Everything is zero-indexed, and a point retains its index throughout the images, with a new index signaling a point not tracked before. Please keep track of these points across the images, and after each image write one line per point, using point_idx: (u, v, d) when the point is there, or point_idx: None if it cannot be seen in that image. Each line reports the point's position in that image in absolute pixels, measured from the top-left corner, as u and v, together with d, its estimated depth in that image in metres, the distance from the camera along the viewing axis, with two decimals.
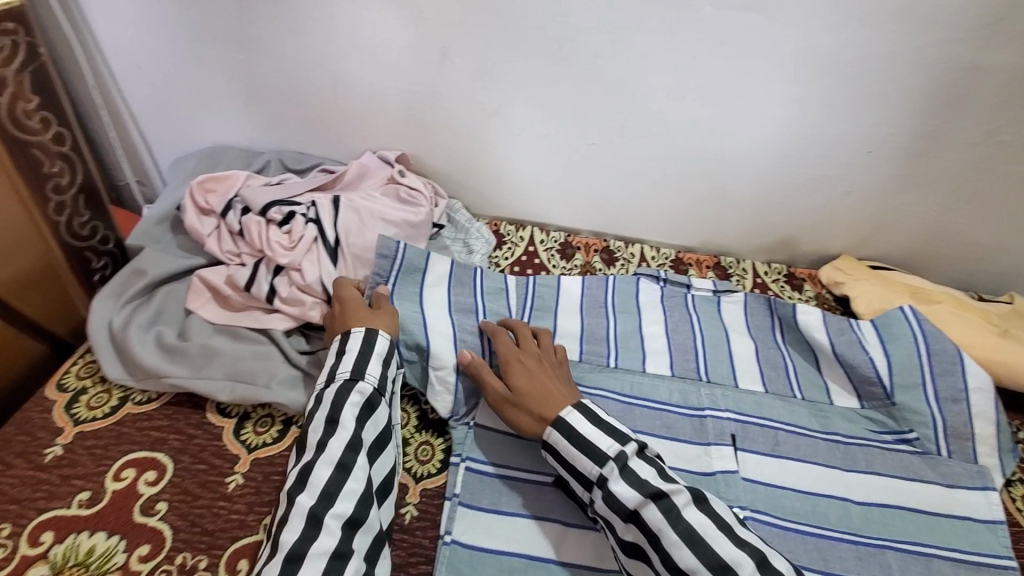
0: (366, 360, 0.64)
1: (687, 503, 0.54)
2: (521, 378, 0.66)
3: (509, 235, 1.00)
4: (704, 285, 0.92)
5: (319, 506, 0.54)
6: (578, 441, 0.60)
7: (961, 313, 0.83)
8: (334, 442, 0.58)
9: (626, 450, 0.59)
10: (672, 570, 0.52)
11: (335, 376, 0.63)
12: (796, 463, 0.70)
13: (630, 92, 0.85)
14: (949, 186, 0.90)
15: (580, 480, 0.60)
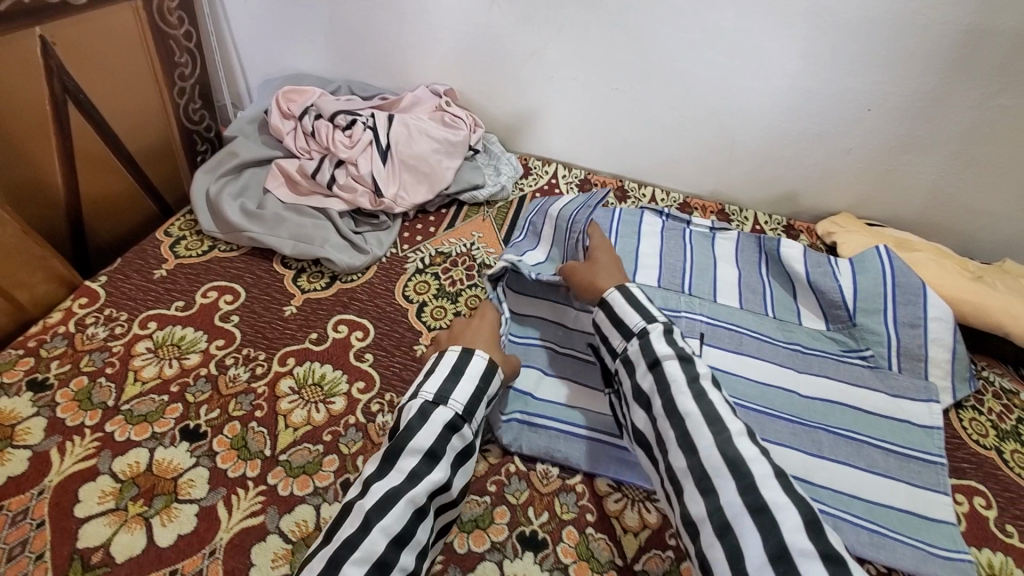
0: (475, 408, 0.62)
1: (711, 383, 0.60)
2: (599, 267, 0.77)
3: (536, 168, 1.14)
4: (702, 223, 1.03)
5: (393, 547, 0.51)
6: (634, 302, 0.69)
7: (939, 260, 0.89)
8: (422, 484, 0.55)
9: (670, 325, 0.67)
10: (670, 411, 0.58)
11: (446, 403, 0.60)
12: (753, 360, 0.81)
13: (650, 42, 0.97)
14: (950, 149, 0.95)
15: (619, 334, 0.68)
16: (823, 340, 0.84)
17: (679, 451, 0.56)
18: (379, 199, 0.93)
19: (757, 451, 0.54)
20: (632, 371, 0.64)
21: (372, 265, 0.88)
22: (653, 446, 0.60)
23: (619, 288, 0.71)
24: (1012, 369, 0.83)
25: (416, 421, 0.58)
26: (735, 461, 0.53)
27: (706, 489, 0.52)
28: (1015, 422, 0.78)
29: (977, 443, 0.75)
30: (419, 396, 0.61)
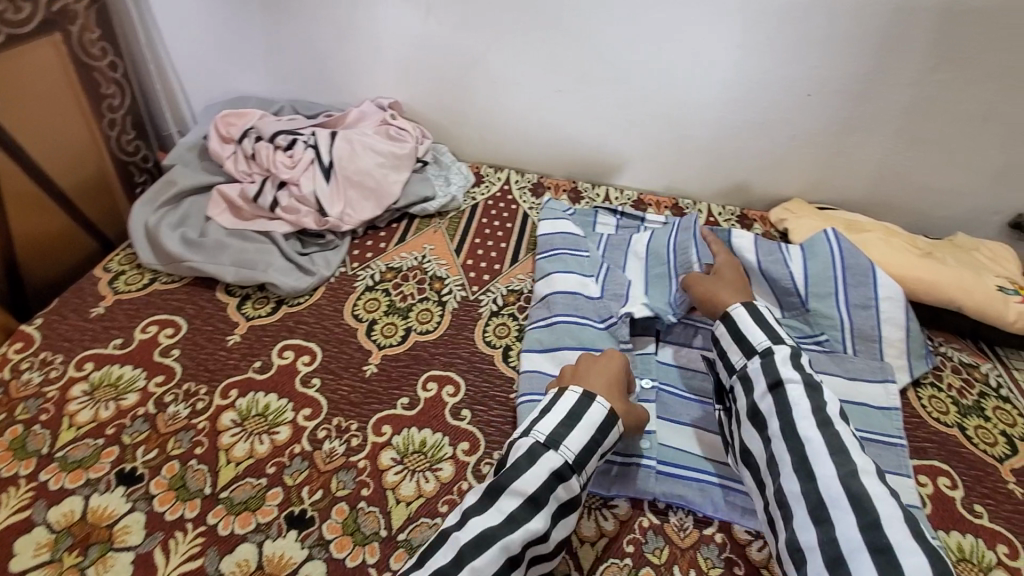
0: (588, 457, 0.59)
1: (839, 416, 0.60)
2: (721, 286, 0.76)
3: (488, 176, 1.13)
4: (656, 220, 1.04)
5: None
6: (763, 323, 0.68)
7: (887, 238, 0.89)
8: (519, 530, 0.53)
9: (797, 349, 0.66)
10: (790, 437, 0.59)
11: (557, 449, 0.58)
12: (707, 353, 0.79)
13: (588, 42, 0.97)
14: (892, 128, 0.96)
15: (740, 350, 0.67)
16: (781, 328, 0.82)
17: (796, 479, 0.57)
18: (324, 219, 0.92)
19: (884, 491, 0.55)
20: (750, 390, 0.64)
21: (320, 286, 0.87)
22: (762, 468, 0.60)
23: (746, 305, 0.70)
24: (969, 343, 0.83)
25: (525, 460, 0.57)
26: (858, 496, 0.54)
27: (821, 518, 0.54)
28: (977, 396, 0.76)
29: (938, 420, 0.73)
30: (532, 432, 0.60)
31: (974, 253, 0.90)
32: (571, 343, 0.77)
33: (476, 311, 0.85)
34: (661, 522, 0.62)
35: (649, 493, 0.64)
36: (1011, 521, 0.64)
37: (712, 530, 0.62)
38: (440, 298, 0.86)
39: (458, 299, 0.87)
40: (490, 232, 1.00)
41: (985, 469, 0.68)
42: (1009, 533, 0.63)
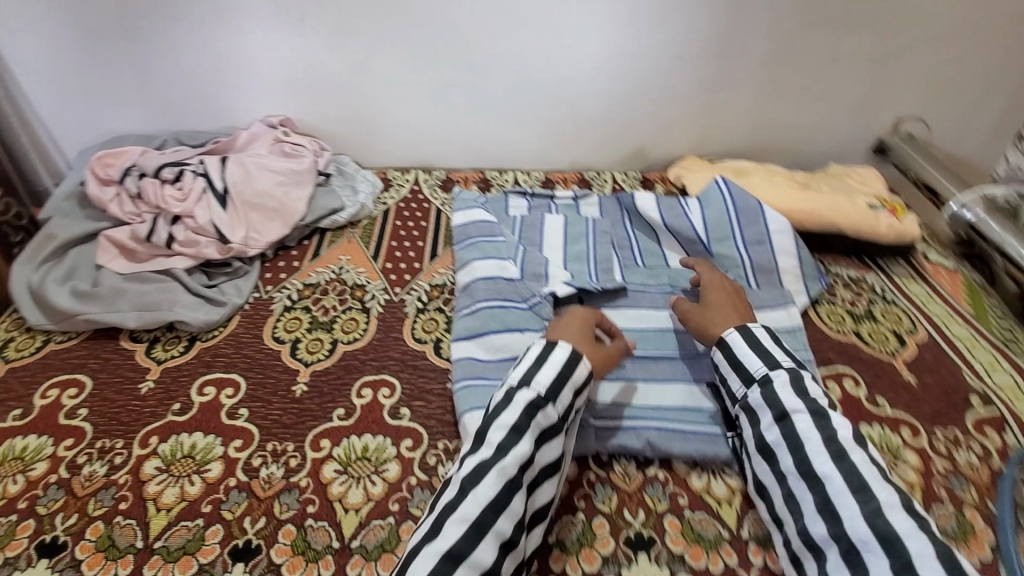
0: (561, 387, 0.60)
1: (854, 443, 0.57)
2: (712, 302, 0.73)
3: (396, 179, 1.12)
4: (564, 195, 1.07)
5: (489, 515, 0.52)
6: (758, 346, 0.65)
7: (768, 178, 0.96)
8: (508, 458, 0.55)
9: (798, 370, 0.63)
10: (808, 474, 0.56)
11: (529, 385, 0.60)
12: (629, 310, 0.83)
13: (469, 34, 0.99)
14: (758, 78, 1.04)
15: (738, 377, 0.64)
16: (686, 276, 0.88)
17: (822, 522, 0.53)
18: (226, 246, 0.89)
19: (911, 524, 0.50)
20: (757, 421, 0.61)
21: (234, 316, 0.83)
22: (780, 504, 0.57)
23: (739, 327, 0.67)
24: (853, 259, 0.91)
25: (502, 403, 0.59)
26: (888, 538, 0.50)
27: (853, 563, 0.50)
28: (866, 303, 0.84)
29: (835, 330, 0.81)
30: (506, 381, 0.62)
31: (845, 179, 0.99)
32: (493, 327, 0.77)
33: (401, 311, 0.84)
34: (607, 473, 0.64)
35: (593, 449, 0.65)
36: (908, 406, 0.70)
37: (653, 470, 0.64)
38: (363, 305, 0.85)
39: (381, 302, 0.86)
40: (405, 233, 1.00)
41: (881, 365, 0.75)
42: (907, 416, 0.69)
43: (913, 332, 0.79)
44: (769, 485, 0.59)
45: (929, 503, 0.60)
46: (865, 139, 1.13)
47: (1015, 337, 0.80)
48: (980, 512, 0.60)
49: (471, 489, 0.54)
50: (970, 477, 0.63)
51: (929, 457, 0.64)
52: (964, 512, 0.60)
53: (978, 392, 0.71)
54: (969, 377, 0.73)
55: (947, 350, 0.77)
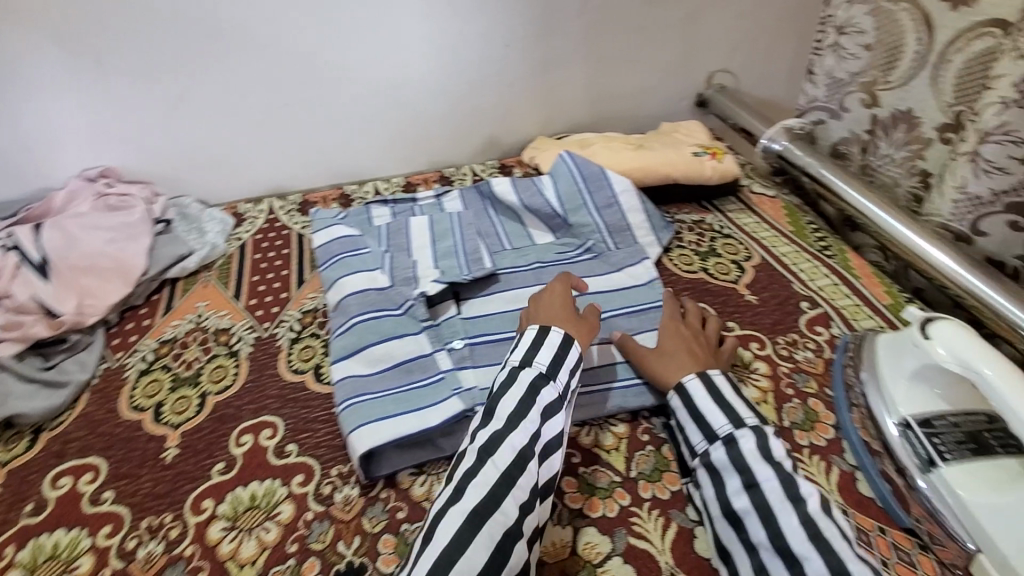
0: (561, 365, 0.63)
1: (824, 510, 0.51)
2: (666, 345, 0.69)
3: (248, 212, 1.06)
4: (427, 195, 1.07)
5: (507, 480, 0.54)
6: (720, 398, 0.61)
7: (607, 145, 1.03)
8: (516, 433, 0.57)
9: (763, 425, 0.58)
10: (779, 546, 0.50)
11: (530, 364, 0.62)
12: (503, 293, 0.85)
13: (292, 51, 0.97)
14: (583, 54, 1.10)
15: (699, 432, 0.60)
16: (550, 251, 0.93)
17: None
18: (57, 320, 0.79)
19: None
20: (721, 483, 0.56)
21: (82, 393, 0.75)
22: None
23: (700, 375, 0.63)
24: (694, 205, 1.01)
25: (504, 383, 0.62)
26: None
27: None
28: (710, 241, 0.94)
29: (685, 270, 0.89)
30: (507, 362, 0.64)
31: (675, 135, 1.08)
32: (371, 338, 0.75)
33: (274, 346, 0.80)
34: None
35: None
36: (753, 322, 0.79)
37: None
38: (230, 349, 0.80)
39: (251, 342, 0.81)
40: (266, 265, 0.95)
41: (727, 293, 0.84)
42: (755, 331, 0.78)
43: (749, 258, 0.90)
44: (735, 555, 0.53)
45: (780, 403, 0.68)
46: (688, 96, 1.24)
47: (829, 243, 0.92)
48: (821, 399, 0.69)
49: (482, 465, 0.55)
50: (809, 370, 0.72)
51: (775, 363, 0.73)
52: (808, 403, 0.68)
53: (806, 298, 0.82)
54: (797, 287, 0.84)
55: (779, 267, 0.87)
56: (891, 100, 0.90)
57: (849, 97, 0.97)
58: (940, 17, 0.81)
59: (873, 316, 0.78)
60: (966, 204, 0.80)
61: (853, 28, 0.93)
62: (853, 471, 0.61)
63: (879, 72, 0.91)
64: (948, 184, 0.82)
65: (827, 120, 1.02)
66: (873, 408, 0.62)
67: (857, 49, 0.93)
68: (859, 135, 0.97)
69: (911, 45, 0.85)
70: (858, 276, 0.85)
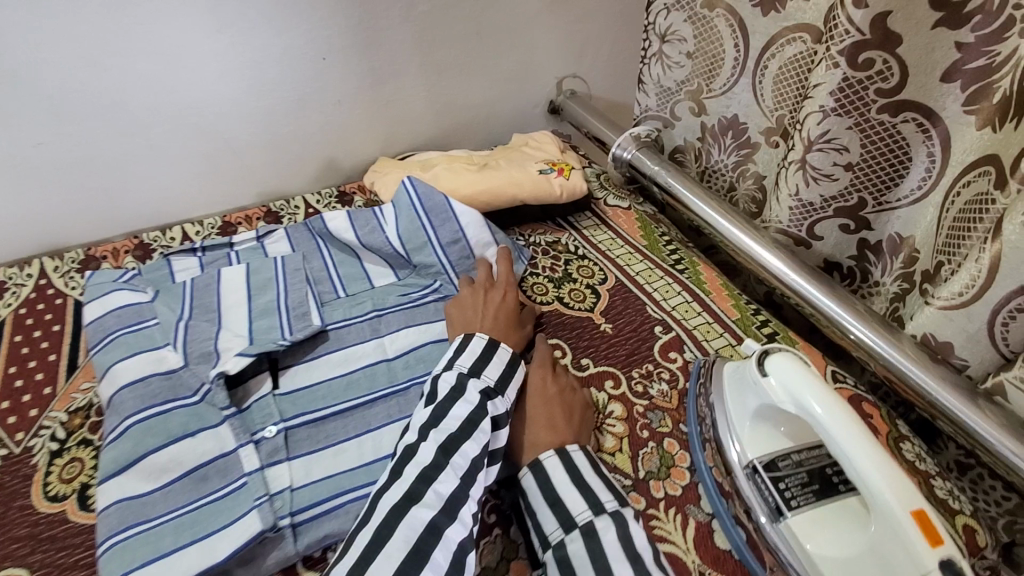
0: (509, 377, 0.64)
1: None
2: (536, 409, 0.63)
3: (9, 279, 0.84)
4: (246, 238, 0.90)
5: (463, 487, 0.53)
6: (578, 479, 0.56)
7: (450, 166, 0.94)
8: (471, 443, 0.56)
9: (624, 507, 0.54)
10: None
11: (479, 376, 0.62)
12: (330, 356, 0.73)
13: (37, 78, 0.77)
14: (416, 65, 1.00)
15: (555, 518, 0.54)
16: (392, 295, 0.81)
17: None
18: None
19: None
20: None
21: None
22: None
23: (559, 451, 0.59)
24: (548, 225, 0.95)
25: (452, 395, 0.60)
26: None
27: None
28: (564, 266, 0.87)
29: (538, 302, 0.82)
30: (455, 367, 0.63)
31: (525, 148, 1.01)
32: (149, 444, 0.60)
33: (28, 466, 0.63)
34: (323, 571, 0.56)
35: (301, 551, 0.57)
36: (607, 357, 0.73)
37: None
38: None
39: None
40: (28, 351, 0.75)
41: (583, 324, 0.78)
42: (609, 368, 0.72)
43: (603, 281, 0.84)
44: None
45: (635, 450, 0.63)
46: (538, 105, 1.18)
47: (681, 256, 0.89)
48: (676, 438, 0.65)
49: (436, 477, 0.53)
50: (665, 408, 0.68)
51: (630, 402, 0.68)
52: (664, 444, 0.64)
53: (659, 322, 0.78)
54: (652, 310, 0.80)
55: (632, 289, 0.83)
56: (716, 108, 0.90)
57: (679, 106, 0.95)
58: (754, 24, 0.79)
59: (723, 334, 0.76)
60: (799, 210, 0.80)
61: (674, 35, 0.89)
62: (709, 521, 0.58)
63: (702, 82, 0.89)
64: (783, 192, 0.81)
65: (664, 128, 1.00)
66: (720, 440, 0.59)
67: (680, 57, 0.90)
68: (693, 143, 0.97)
69: (730, 53, 0.83)
70: (708, 291, 0.82)
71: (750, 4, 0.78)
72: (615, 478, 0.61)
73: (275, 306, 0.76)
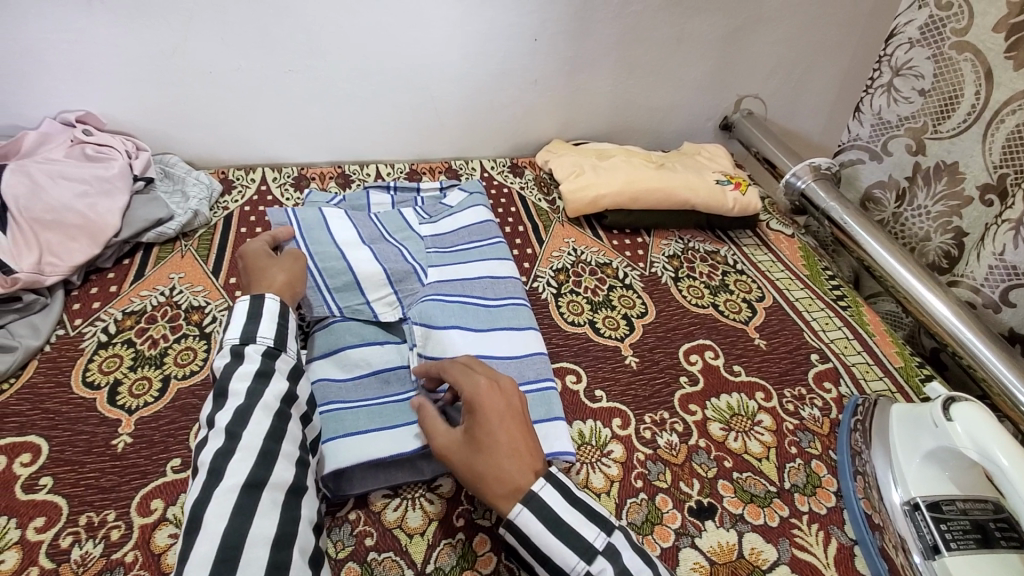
0: (287, 332, 0.61)
1: None
2: (481, 436, 0.52)
3: (238, 179, 0.99)
4: (431, 186, 1.00)
5: (270, 443, 0.51)
6: (555, 523, 0.49)
7: (627, 160, 1.00)
8: (267, 395, 0.54)
9: (611, 542, 0.49)
10: None
11: (255, 339, 0.59)
12: (459, 301, 0.73)
13: (302, 13, 0.89)
14: (612, 60, 1.06)
15: (549, 574, 0.49)
16: (478, 264, 0.81)
17: None
18: (10, 277, 0.71)
19: None
20: None
21: (32, 360, 0.68)
22: None
23: (525, 496, 0.49)
24: (711, 234, 0.97)
25: (233, 362, 0.57)
26: None
27: None
28: (722, 275, 0.90)
29: (695, 304, 0.84)
30: (224, 344, 0.58)
31: (696, 157, 1.06)
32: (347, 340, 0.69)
33: None
34: None
35: None
36: (761, 369, 0.75)
37: None
38: (201, 331, 0.74)
39: (225, 326, 0.75)
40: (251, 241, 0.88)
41: (736, 334, 0.80)
42: (761, 380, 0.74)
43: (761, 299, 0.86)
44: None
45: (782, 462, 0.65)
46: (712, 118, 1.22)
47: (843, 293, 0.89)
48: (824, 462, 0.66)
49: (226, 459, 0.49)
50: (815, 431, 0.69)
51: (780, 417, 0.70)
52: (812, 464, 0.65)
53: (817, 350, 0.78)
54: (809, 337, 0.80)
55: (791, 313, 0.84)
56: (937, 149, 0.87)
57: (896, 141, 0.94)
58: (1001, 76, 0.77)
59: (883, 378, 0.75)
60: (1001, 271, 0.77)
61: (911, 70, 0.89)
62: (852, 546, 0.58)
63: (929, 121, 0.87)
64: (986, 249, 0.79)
65: (864, 160, 1.01)
66: (883, 481, 0.61)
67: (911, 93, 0.89)
68: (898, 180, 0.95)
69: (968, 99, 0.81)
70: (871, 334, 0.82)
71: (1003, 54, 0.76)
72: (760, 482, 0.63)
73: (450, 250, 0.83)
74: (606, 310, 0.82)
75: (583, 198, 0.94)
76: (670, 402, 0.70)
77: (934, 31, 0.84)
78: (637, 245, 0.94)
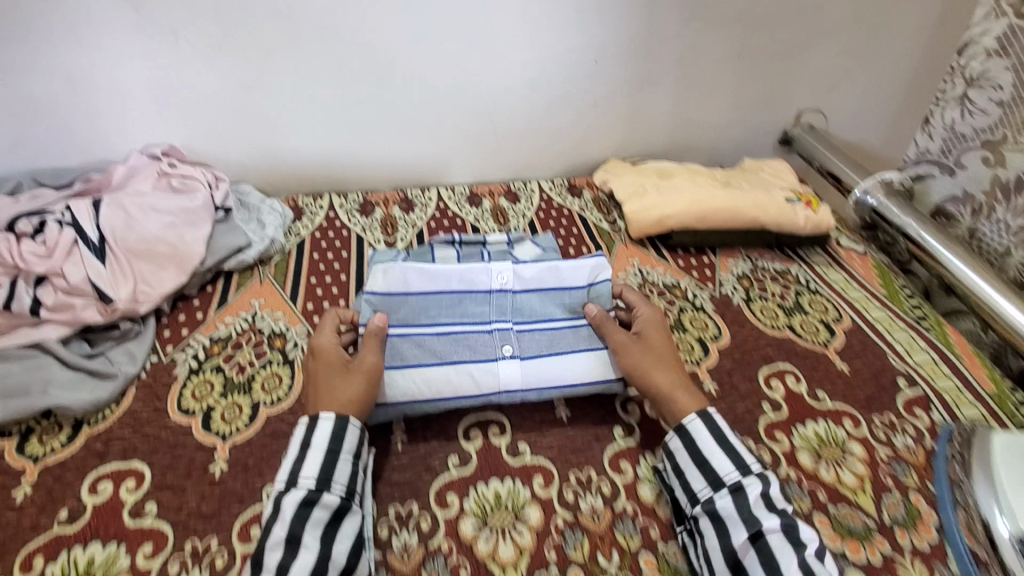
0: (332, 464, 0.56)
1: None
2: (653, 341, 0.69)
3: (307, 206, 1.02)
4: (498, 239, 0.93)
5: None
6: (724, 443, 0.60)
7: (693, 181, 1.00)
8: (297, 565, 0.50)
9: (764, 471, 0.58)
10: None
11: (296, 483, 0.55)
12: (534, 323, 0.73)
13: (375, 47, 0.92)
14: (671, 78, 1.06)
15: (703, 478, 0.58)
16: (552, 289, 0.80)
17: None
18: (110, 308, 0.75)
19: None
20: (725, 534, 0.55)
21: (130, 387, 0.71)
22: None
23: (701, 414, 0.62)
24: (779, 253, 0.96)
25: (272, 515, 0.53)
26: None
27: None
28: (795, 296, 0.87)
29: (771, 327, 0.82)
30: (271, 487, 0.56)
31: (759, 175, 1.05)
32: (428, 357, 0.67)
33: None
34: (575, 515, 0.60)
35: (555, 492, 0.62)
36: (846, 395, 0.73)
37: (621, 504, 0.61)
38: (285, 358, 0.76)
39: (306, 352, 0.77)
40: (324, 267, 0.90)
41: (816, 357, 0.78)
42: (847, 407, 0.72)
43: (839, 320, 0.83)
44: None
45: (879, 494, 0.63)
46: (772, 132, 1.20)
47: (926, 314, 0.86)
48: (923, 494, 0.63)
49: None
50: (910, 461, 0.66)
51: (872, 447, 0.67)
52: (910, 497, 0.62)
53: (904, 375, 0.76)
54: (895, 361, 0.77)
55: (872, 335, 0.81)
56: (1018, 162, 0.83)
57: (969, 154, 0.91)
58: None
59: (976, 404, 0.72)
60: None
61: (988, 81, 0.86)
62: None
63: (1010, 133, 0.84)
64: None
65: (934, 175, 0.98)
66: (983, 504, 0.60)
67: (988, 104, 0.87)
68: (974, 195, 0.91)
69: None
70: (959, 356, 0.79)
71: None
72: (858, 516, 0.61)
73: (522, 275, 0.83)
74: (680, 332, 0.81)
75: (648, 218, 0.94)
76: (754, 429, 0.68)
77: (1014, 41, 0.81)
78: (704, 265, 0.93)
